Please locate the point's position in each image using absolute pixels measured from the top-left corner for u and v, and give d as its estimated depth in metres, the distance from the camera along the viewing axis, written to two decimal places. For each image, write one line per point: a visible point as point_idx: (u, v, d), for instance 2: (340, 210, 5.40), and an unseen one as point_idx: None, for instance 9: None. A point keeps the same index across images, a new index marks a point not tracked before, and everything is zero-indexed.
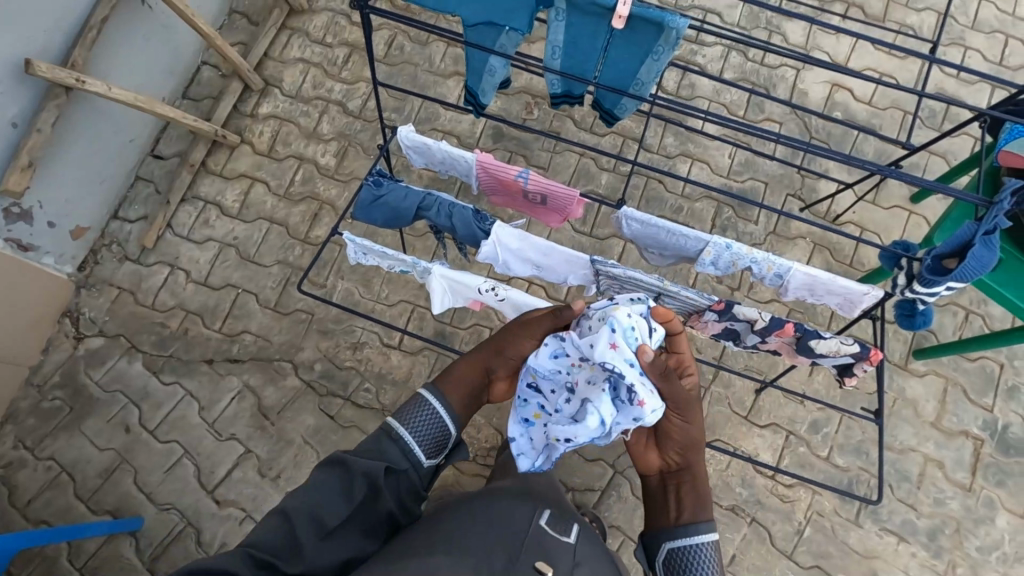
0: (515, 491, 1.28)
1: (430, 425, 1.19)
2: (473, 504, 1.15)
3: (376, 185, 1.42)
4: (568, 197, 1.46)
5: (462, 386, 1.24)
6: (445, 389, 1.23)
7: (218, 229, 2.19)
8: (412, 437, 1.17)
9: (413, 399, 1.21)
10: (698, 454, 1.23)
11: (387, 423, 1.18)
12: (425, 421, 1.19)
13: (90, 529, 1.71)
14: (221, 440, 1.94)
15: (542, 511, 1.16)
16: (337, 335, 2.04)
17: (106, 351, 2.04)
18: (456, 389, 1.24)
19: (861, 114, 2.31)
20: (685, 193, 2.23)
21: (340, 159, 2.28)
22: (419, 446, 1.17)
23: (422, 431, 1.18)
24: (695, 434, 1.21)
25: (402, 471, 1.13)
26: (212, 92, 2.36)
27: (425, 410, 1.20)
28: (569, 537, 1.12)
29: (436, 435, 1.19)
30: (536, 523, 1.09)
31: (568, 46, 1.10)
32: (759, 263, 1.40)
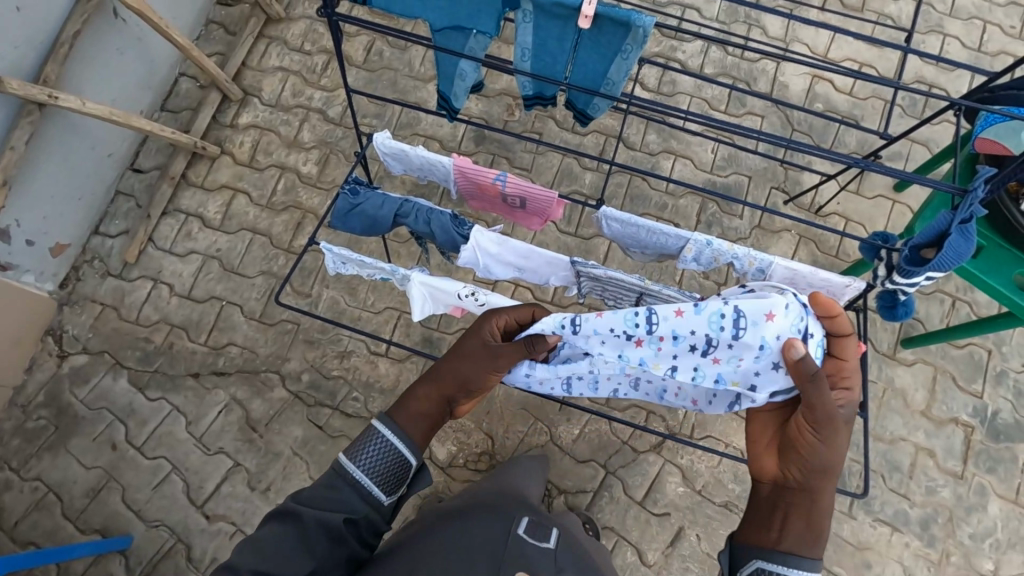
0: (491, 502, 1.22)
1: (381, 458, 1.13)
2: (454, 522, 1.11)
3: (352, 193, 1.41)
4: (548, 198, 1.45)
5: (415, 417, 1.17)
6: (399, 419, 1.17)
7: (200, 241, 2.17)
8: (367, 475, 1.12)
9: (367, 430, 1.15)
10: (829, 477, 1.07)
11: (342, 456, 1.12)
12: (379, 456, 1.13)
13: (74, 551, 1.69)
14: (210, 454, 1.93)
15: (522, 517, 1.12)
16: (323, 345, 2.03)
17: (90, 368, 2.02)
18: (411, 416, 1.18)
19: (842, 105, 2.31)
20: (669, 189, 2.22)
21: (322, 167, 2.27)
22: (374, 483, 1.12)
23: (377, 467, 1.13)
24: (831, 456, 1.05)
25: (361, 513, 1.09)
26: (191, 103, 2.34)
27: (379, 442, 1.14)
28: (549, 542, 1.07)
29: (389, 469, 1.14)
30: (514, 532, 1.05)
31: (537, 48, 1.09)
32: (740, 259, 1.40)
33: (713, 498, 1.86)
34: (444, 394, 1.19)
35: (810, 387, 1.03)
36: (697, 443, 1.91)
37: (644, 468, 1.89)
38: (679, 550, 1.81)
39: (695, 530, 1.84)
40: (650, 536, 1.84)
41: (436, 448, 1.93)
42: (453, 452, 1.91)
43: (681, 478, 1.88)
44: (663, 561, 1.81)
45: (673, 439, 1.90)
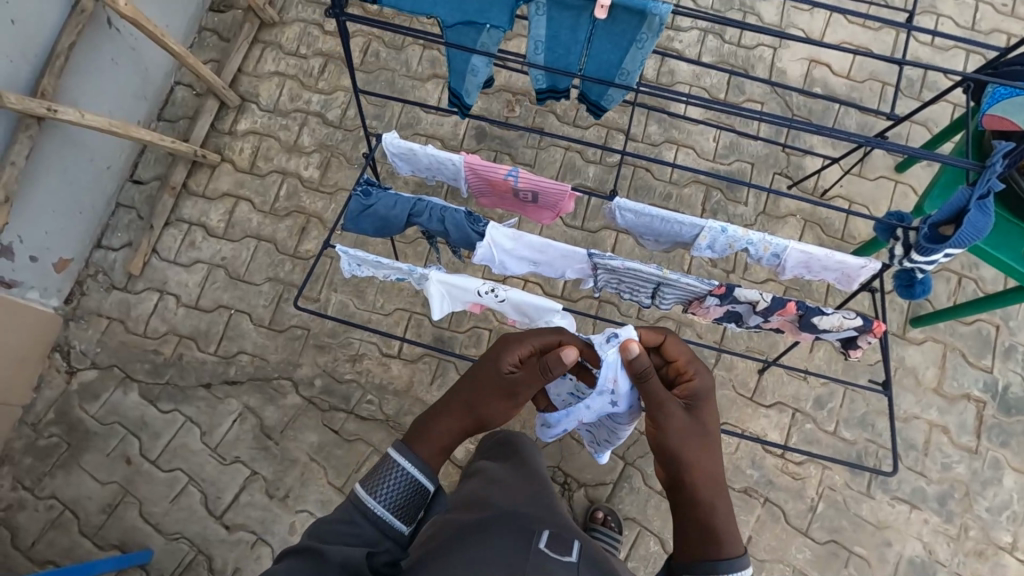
0: (504, 501, 1.10)
1: (399, 489, 0.99)
2: (466, 526, 1.00)
3: (364, 194, 1.40)
4: (560, 192, 1.45)
5: (431, 442, 1.07)
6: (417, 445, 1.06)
7: (205, 250, 2.15)
8: (390, 505, 0.97)
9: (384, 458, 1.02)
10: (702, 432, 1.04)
11: (360, 487, 0.97)
12: (400, 485, 0.99)
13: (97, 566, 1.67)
14: (226, 464, 1.91)
15: (543, 526, 0.99)
16: (334, 349, 2.02)
17: (100, 383, 2.00)
18: (429, 441, 1.07)
19: (841, 88, 2.32)
20: (672, 179, 2.22)
21: (324, 171, 2.25)
22: (394, 514, 0.97)
23: (397, 497, 0.99)
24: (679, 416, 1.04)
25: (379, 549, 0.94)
26: (188, 112, 2.32)
27: (400, 468, 1.01)
28: (573, 555, 0.94)
29: (410, 499, 0.99)
30: (535, 546, 0.93)
31: (550, 40, 1.09)
32: (754, 244, 1.40)
33: (731, 484, 1.87)
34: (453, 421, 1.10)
35: (643, 387, 1.05)
36: None
37: None
38: None
39: None
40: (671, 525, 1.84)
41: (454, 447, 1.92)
42: (471, 451, 1.91)
43: None
44: None
45: None
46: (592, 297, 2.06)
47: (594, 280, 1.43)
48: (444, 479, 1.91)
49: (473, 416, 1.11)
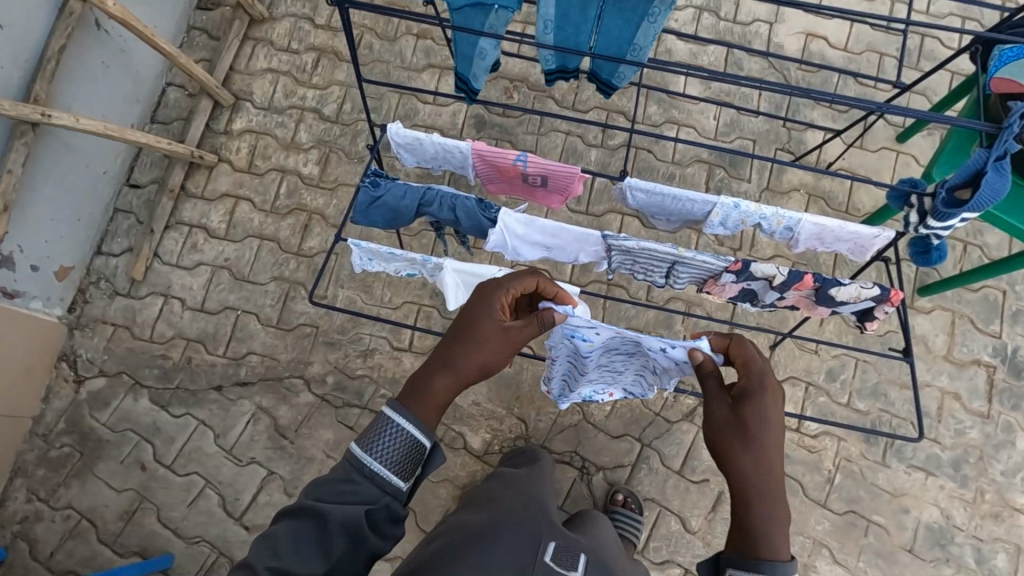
0: (513, 498, 1.03)
1: (393, 448, 0.96)
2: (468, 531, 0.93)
3: (373, 185, 1.38)
4: (569, 174, 1.44)
5: (434, 398, 1.04)
6: (415, 401, 1.03)
7: (207, 252, 2.13)
8: (386, 458, 0.95)
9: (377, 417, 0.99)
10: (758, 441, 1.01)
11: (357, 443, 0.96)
12: (397, 441, 0.97)
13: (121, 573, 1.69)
14: (242, 465, 1.90)
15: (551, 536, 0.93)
16: (344, 346, 2.01)
17: (109, 391, 1.98)
18: (428, 398, 1.03)
19: (838, 61, 2.31)
20: (675, 159, 2.22)
21: (324, 166, 2.23)
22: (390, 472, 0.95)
23: (394, 453, 0.96)
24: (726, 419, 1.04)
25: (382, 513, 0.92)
26: (181, 113, 2.29)
27: (395, 425, 0.98)
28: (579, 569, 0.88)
29: (404, 455, 0.96)
30: (539, 559, 0.86)
31: (560, 18, 1.07)
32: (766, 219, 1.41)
33: None
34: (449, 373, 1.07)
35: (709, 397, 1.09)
36: None
37: (679, 437, 1.90)
38: (720, 514, 1.84)
39: None
40: (691, 504, 1.85)
41: (470, 437, 1.91)
42: (488, 440, 1.90)
43: None
44: (707, 526, 1.83)
45: None
46: (601, 281, 2.05)
47: (608, 262, 1.42)
48: (462, 469, 1.90)
49: (463, 373, 1.07)
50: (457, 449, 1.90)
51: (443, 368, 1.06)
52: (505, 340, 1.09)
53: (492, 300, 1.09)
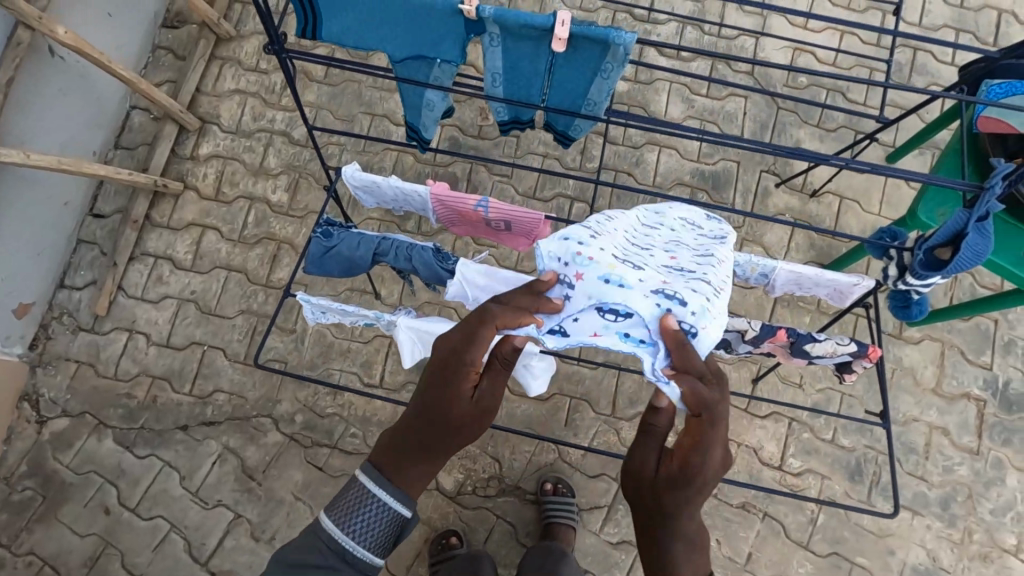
0: None
1: (372, 522, 0.93)
2: None
3: (325, 236, 1.32)
4: (533, 219, 1.37)
5: (418, 467, 0.96)
6: (394, 467, 0.95)
7: (173, 285, 2.07)
8: (363, 534, 0.92)
9: (352, 486, 0.95)
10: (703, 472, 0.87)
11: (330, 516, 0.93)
12: (374, 515, 0.93)
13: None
14: (208, 508, 1.85)
15: None
16: (313, 382, 1.95)
17: (72, 431, 1.92)
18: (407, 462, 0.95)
19: (826, 77, 2.22)
20: (656, 183, 2.14)
21: (293, 193, 2.15)
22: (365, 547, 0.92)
23: (375, 528, 0.93)
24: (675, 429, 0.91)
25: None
26: (146, 138, 2.21)
27: (370, 497, 0.93)
28: None
29: (384, 531, 0.94)
30: None
31: (508, 72, 1.00)
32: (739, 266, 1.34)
33: (730, 500, 1.82)
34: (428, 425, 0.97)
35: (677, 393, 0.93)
36: None
37: None
38: None
39: (714, 535, 1.80)
40: None
41: (442, 477, 1.85)
42: (461, 480, 1.84)
43: None
44: None
45: None
46: None
47: None
48: (435, 511, 1.84)
49: (445, 432, 0.95)
50: (429, 490, 1.85)
51: (420, 427, 0.96)
52: (487, 380, 0.97)
53: (461, 344, 0.94)
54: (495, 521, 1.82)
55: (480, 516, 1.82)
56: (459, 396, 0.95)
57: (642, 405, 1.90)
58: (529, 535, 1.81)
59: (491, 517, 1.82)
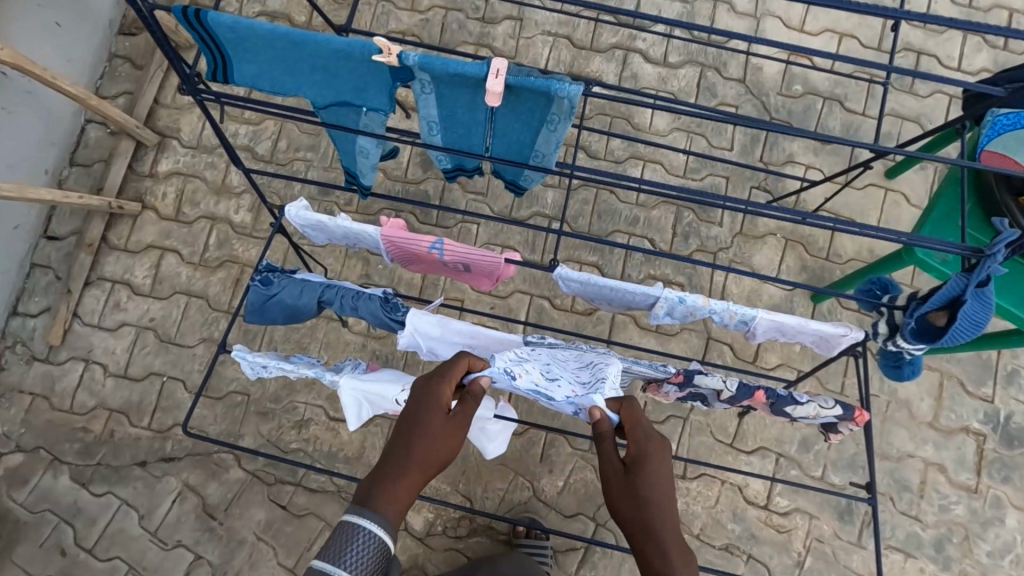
0: None
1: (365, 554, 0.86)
2: None
3: (265, 284, 1.22)
4: (493, 261, 1.26)
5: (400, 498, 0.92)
6: (382, 499, 0.90)
7: (131, 311, 1.97)
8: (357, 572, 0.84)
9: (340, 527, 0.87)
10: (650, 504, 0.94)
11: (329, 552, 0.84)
12: (370, 548, 0.86)
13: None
14: (168, 549, 1.78)
15: None
16: (277, 416, 1.87)
17: (27, 468, 1.84)
18: (399, 490, 0.92)
19: (823, 84, 2.08)
20: (640, 200, 2.01)
21: (256, 214, 2.05)
22: None
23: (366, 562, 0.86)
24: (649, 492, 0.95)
25: None
26: (103, 154, 2.10)
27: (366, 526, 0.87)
28: None
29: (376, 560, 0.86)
30: None
31: (445, 121, 0.89)
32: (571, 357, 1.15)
33: (712, 541, 1.74)
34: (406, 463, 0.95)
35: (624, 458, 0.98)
36: (691, 483, 1.77)
37: None
38: None
39: None
40: None
41: (411, 517, 1.77)
42: (430, 520, 1.76)
43: (676, 523, 1.75)
44: None
45: None
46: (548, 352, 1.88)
47: None
48: (403, 552, 1.76)
49: (424, 465, 0.95)
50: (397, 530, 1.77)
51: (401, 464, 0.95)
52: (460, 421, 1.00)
53: (432, 391, 0.99)
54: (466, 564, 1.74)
55: (450, 558, 1.74)
56: (436, 439, 0.97)
57: None
58: None
59: (461, 559, 1.74)
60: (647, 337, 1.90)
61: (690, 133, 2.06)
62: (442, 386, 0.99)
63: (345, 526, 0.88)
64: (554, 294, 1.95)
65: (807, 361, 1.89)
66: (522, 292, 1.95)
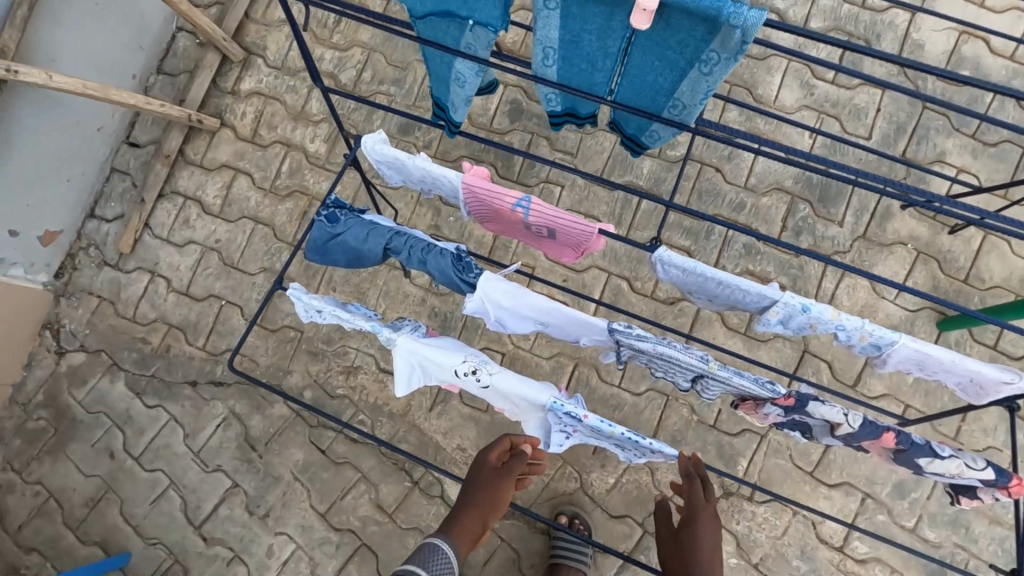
0: None
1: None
2: None
3: (330, 221, 1.09)
4: (585, 232, 1.09)
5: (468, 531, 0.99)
6: (452, 535, 0.97)
7: (199, 230, 1.94)
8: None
9: (415, 557, 0.93)
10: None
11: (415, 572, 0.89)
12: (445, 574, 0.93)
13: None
14: (208, 471, 1.78)
15: None
16: (328, 358, 1.81)
17: (88, 368, 1.89)
18: (463, 527, 0.99)
19: (997, 73, 1.74)
20: (750, 184, 1.77)
21: (332, 145, 1.95)
22: None
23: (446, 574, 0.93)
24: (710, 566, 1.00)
25: None
26: (189, 65, 2.05)
27: (441, 557, 0.93)
28: None
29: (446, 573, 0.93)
30: None
31: (567, 48, 0.76)
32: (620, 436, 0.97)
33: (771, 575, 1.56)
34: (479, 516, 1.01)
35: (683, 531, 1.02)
36: (758, 507, 1.59)
37: None
38: None
39: None
40: None
41: (449, 486, 1.69)
42: None
43: (734, 548, 1.58)
44: None
45: (729, 500, 1.60)
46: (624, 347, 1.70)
47: (615, 355, 1.07)
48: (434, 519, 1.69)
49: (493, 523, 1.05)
50: (432, 497, 1.69)
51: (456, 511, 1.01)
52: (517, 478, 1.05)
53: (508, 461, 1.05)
54: (498, 545, 1.65)
55: (483, 538, 1.65)
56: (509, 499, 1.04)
57: (685, 446, 1.64)
58: (532, 568, 1.63)
59: (494, 539, 1.65)
60: (734, 339, 1.70)
61: (821, 113, 1.78)
62: (493, 449, 1.05)
63: (425, 549, 0.94)
64: (634, 275, 1.76)
65: (917, 396, 1.64)
66: (600, 268, 1.78)
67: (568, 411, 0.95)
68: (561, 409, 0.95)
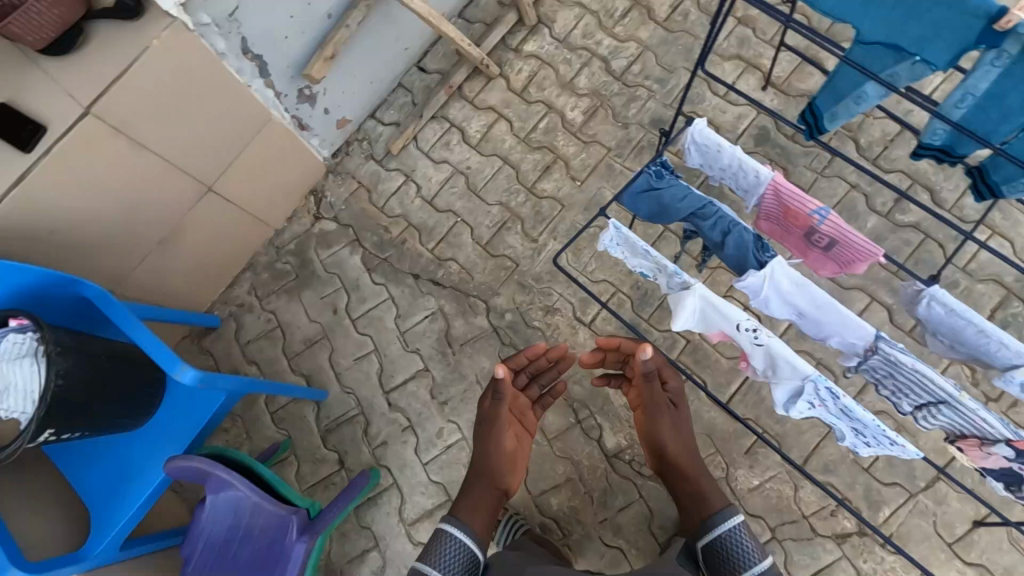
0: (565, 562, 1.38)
1: (456, 553, 1.39)
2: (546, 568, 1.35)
3: (657, 175, 1.34)
4: (864, 253, 1.26)
5: (476, 504, 1.51)
6: (461, 516, 1.47)
7: (456, 154, 2.26)
8: (461, 550, 1.40)
9: (433, 541, 1.41)
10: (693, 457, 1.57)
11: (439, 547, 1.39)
12: (458, 549, 1.40)
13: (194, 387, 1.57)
14: (407, 351, 2.08)
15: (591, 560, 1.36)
16: (533, 292, 2.06)
17: (335, 236, 2.25)
18: (468, 501, 1.52)
19: None
20: (969, 267, 1.86)
21: (588, 118, 2.21)
22: (459, 558, 1.39)
23: (461, 557, 1.39)
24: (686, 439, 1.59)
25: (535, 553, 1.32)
26: (487, 18, 2.35)
27: (454, 533, 1.41)
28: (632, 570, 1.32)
29: (464, 559, 1.40)
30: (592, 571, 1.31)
31: (986, 99, 1.05)
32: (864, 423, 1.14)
33: None
34: (481, 475, 1.56)
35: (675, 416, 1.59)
36: (888, 554, 1.69)
37: (817, 551, 1.73)
38: None
39: None
40: None
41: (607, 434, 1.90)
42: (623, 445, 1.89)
43: None
44: None
45: (862, 538, 1.71)
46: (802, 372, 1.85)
47: (858, 360, 1.25)
48: (585, 457, 1.91)
49: (513, 477, 1.60)
50: (590, 439, 1.91)
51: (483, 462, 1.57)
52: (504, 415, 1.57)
53: (495, 409, 1.57)
54: (636, 499, 1.84)
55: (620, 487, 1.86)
56: (501, 441, 1.56)
57: (835, 477, 1.77)
58: (660, 529, 1.81)
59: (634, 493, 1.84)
60: None
61: None
62: (482, 403, 1.61)
63: (440, 532, 1.42)
64: None
65: None
66: None
67: (831, 387, 1.12)
68: (825, 386, 1.13)
